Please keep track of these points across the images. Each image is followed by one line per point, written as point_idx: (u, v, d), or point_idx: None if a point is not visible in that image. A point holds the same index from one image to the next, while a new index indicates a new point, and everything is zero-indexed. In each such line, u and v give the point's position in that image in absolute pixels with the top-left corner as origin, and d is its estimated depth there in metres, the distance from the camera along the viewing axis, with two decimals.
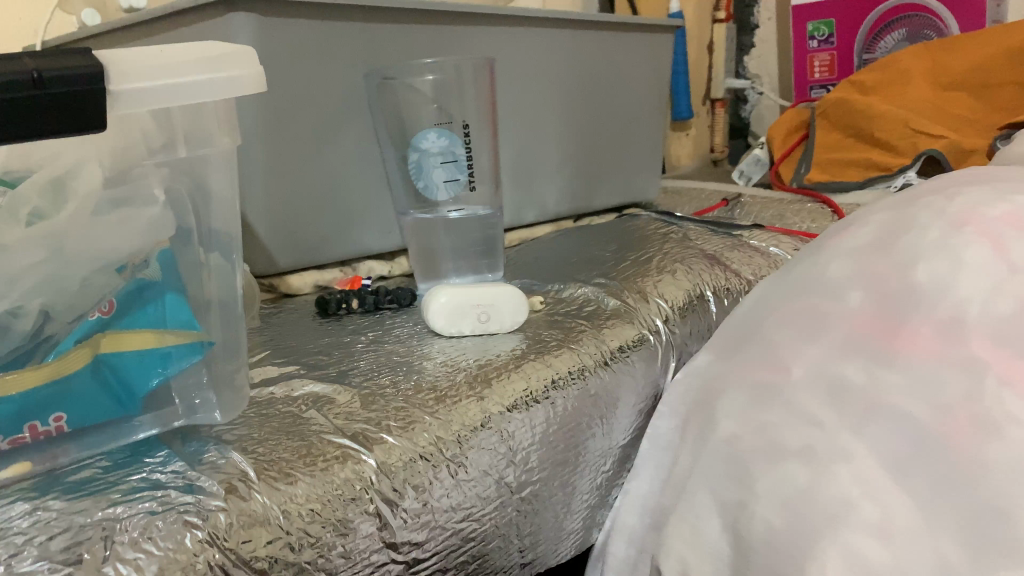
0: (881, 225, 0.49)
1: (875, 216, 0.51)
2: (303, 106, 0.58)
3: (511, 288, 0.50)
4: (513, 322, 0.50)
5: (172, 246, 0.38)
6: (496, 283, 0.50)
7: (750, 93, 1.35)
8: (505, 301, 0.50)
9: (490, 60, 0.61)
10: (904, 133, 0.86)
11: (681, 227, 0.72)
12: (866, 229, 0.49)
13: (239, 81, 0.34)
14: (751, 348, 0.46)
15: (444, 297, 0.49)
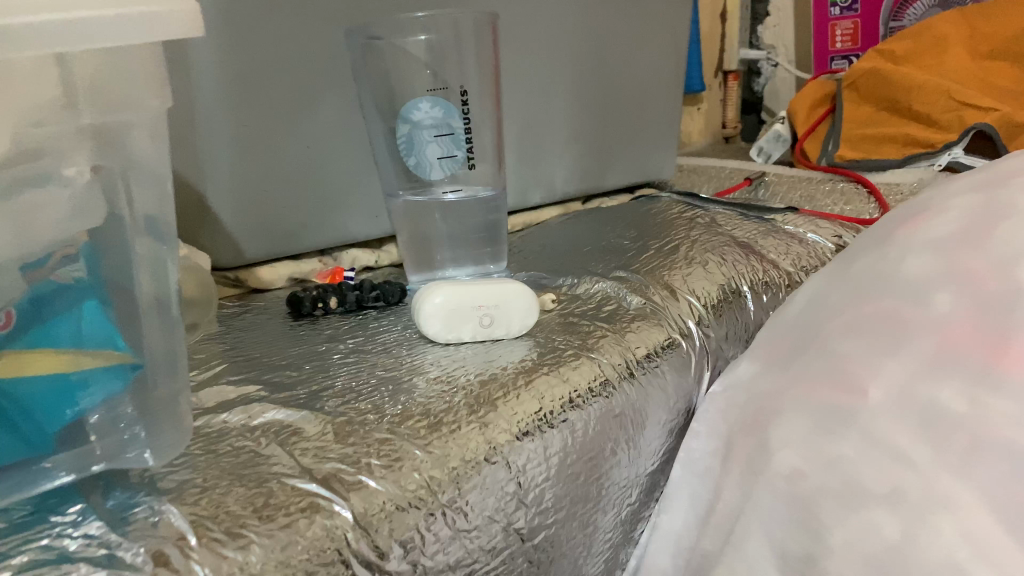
0: (964, 213, 0.41)
1: (952, 202, 0.43)
2: (273, 69, 0.49)
3: (519, 284, 0.42)
4: (522, 326, 0.42)
5: (93, 237, 0.29)
6: (502, 279, 0.42)
7: (764, 65, 1.25)
8: (512, 301, 0.41)
9: (494, 15, 0.52)
10: (947, 105, 0.78)
11: (708, 211, 0.63)
12: (946, 218, 0.41)
13: (167, 20, 0.26)
14: (810, 359, 0.38)
15: (440, 299, 0.40)
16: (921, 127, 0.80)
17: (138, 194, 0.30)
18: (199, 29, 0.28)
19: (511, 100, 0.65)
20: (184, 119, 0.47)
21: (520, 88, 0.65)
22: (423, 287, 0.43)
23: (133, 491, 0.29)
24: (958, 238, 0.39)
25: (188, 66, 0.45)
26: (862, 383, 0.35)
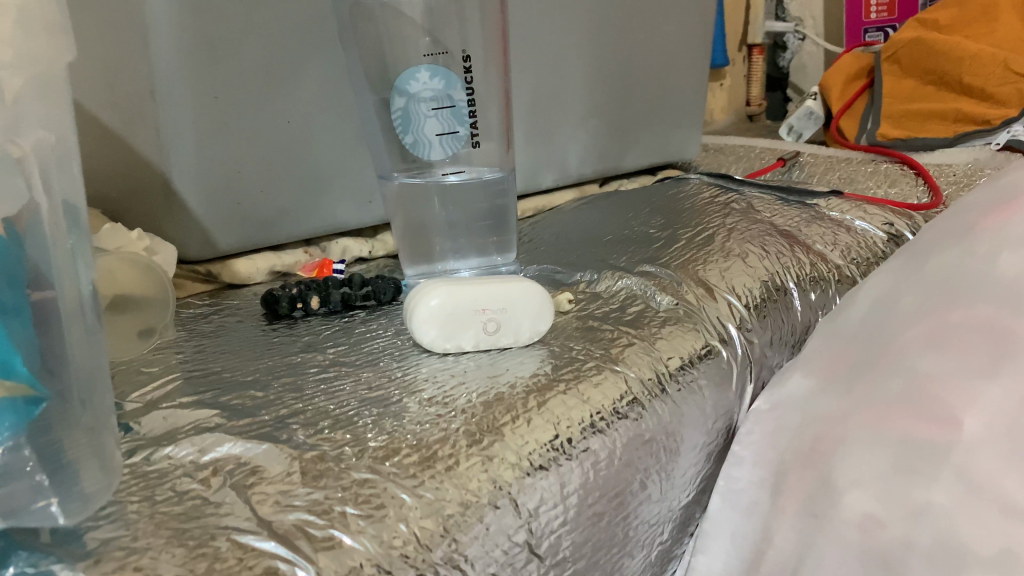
0: None
1: None
2: (244, 31, 0.43)
3: (530, 282, 0.36)
4: (533, 333, 0.36)
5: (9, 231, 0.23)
6: (510, 276, 0.35)
7: (791, 39, 1.17)
8: (522, 303, 0.35)
9: None
10: (1003, 77, 0.71)
11: (742, 195, 0.57)
12: None
13: None
14: (879, 374, 0.32)
15: (438, 303, 0.34)
16: (974, 101, 0.73)
17: (53, 177, 0.24)
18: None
19: (521, 71, 0.59)
20: (143, 88, 0.41)
21: (530, 58, 0.59)
22: (419, 286, 0.36)
23: (41, 553, 0.23)
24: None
25: (146, 25, 0.39)
26: (952, 411, 0.29)
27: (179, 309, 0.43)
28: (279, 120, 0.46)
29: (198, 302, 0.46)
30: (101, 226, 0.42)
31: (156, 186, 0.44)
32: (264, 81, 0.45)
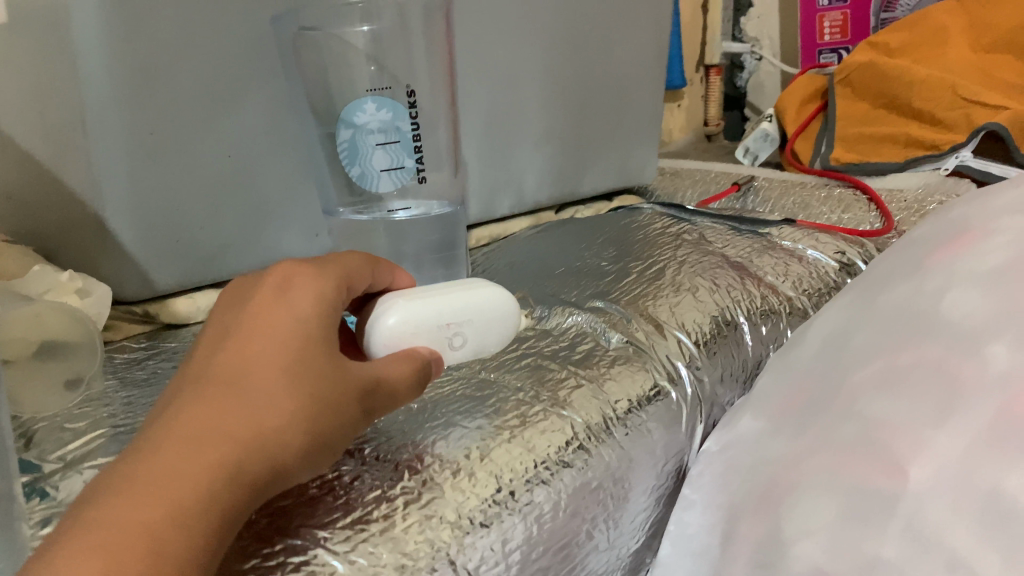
0: (1016, 238, 0.33)
1: (998, 223, 0.35)
2: (180, 63, 0.41)
3: (484, 287, 0.34)
4: (494, 342, 0.35)
5: None
6: (464, 285, 0.34)
7: (748, 58, 1.20)
8: (481, 311, 0.34)
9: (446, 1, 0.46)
10: (951, 102, 0.72)
11: (694, 224, 0.57)
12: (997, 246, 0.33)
13: None
14: (829, 420, 0.31)
15: (396, 321, 0.31)
16: (924, 125, 0.73)
17: None
18: None
19: (474, 99, 0.58)
20: (74, 122, 0.40)
21: (482, 85, 0.58)
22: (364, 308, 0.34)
23: None
24: (1018, 268, 0.31)
25: (76, 58, 0.38)
26: (900, 458, 0.28)
27: (114, 353, 0.42)
28: (221, 153, 0.45)
29: (134, 346, 0.44)
30: (30, 269, 0.40)
31: (90, 225, 0.42)
32: (203, 112, 0.44)
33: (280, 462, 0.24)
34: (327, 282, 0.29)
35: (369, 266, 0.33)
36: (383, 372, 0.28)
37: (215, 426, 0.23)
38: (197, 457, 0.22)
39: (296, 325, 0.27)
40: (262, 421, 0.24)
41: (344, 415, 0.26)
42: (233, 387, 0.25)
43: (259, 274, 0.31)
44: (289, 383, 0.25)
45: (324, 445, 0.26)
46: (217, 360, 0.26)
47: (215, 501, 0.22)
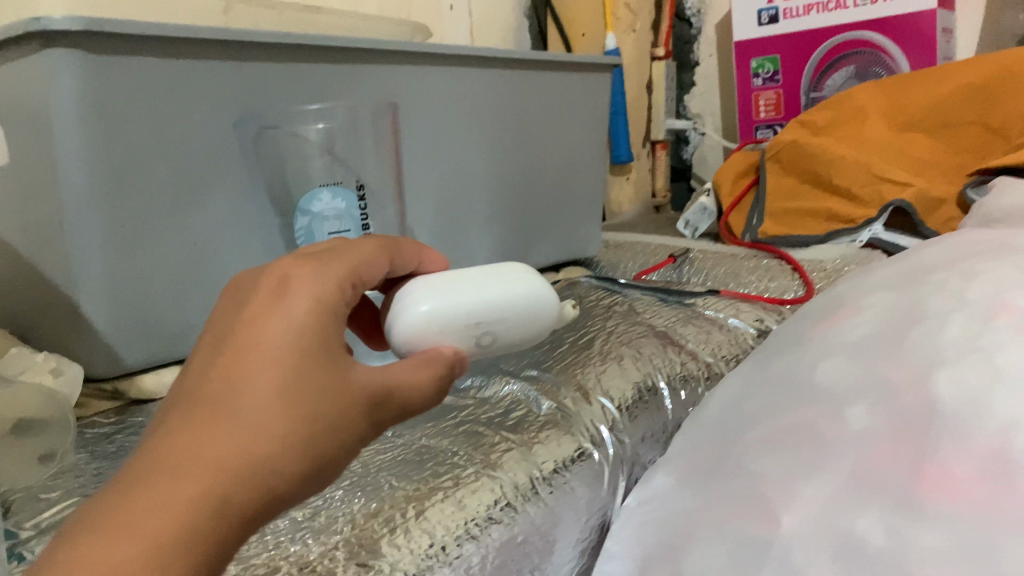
0: (879, 313, 0.38)
1: (868, 299, 0.40)
2: (152, 162, 0.46)
3: (518, 291, 0.38)
4: (512, 339, 0.38)
5: None
6: (500, 286, 0.37)
7: (692, 134, 1.30)
8: (507, 314, 0.37)
9: (394, 105, 0.56)
10: (866, 180, 0.78)
11: (627, 296, 0.62)
12: (864, 317, 0.39)
13: None
14: (725, 479, 0.35)
15: (428, 311, 0.35)
16: (843, 200, 0.80)
17: None
18: None
19: (427, 185, 0.63)
20: (55, 218, 0.44)
21: (433, 173, 0.63)
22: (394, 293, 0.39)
23: None
24: (877, 341, 0.36)
25: (58, 160, 0.42)
26: (777, 510, 0.32)
27: (85, 428, 0.45)
28: (188, 241, 0.49)
29: (103, 421, 0.48)
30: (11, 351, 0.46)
31: (66, 308, 0.46)
32: (172, 204, 0.48)
33: (271, 487, 0.26)
34: (323, 287, 0.30)
35: (373, 261, 0.34)
36: (390, 384, 0.30)
37: (202, 453, 0.25)
38: (186, 487, 0.24)
39: (289, 339, 0.28)
40: (253, 447, 0.25)
41: (338, 431, 0.28)
42: (225, 410, 0.26)
43: (255, 275, 0.32)
44: (281, 405, 0.26)
45: (317, 466, 0.27)
46: (211, 376, 0.27)
47: (199, 532, 0.23)
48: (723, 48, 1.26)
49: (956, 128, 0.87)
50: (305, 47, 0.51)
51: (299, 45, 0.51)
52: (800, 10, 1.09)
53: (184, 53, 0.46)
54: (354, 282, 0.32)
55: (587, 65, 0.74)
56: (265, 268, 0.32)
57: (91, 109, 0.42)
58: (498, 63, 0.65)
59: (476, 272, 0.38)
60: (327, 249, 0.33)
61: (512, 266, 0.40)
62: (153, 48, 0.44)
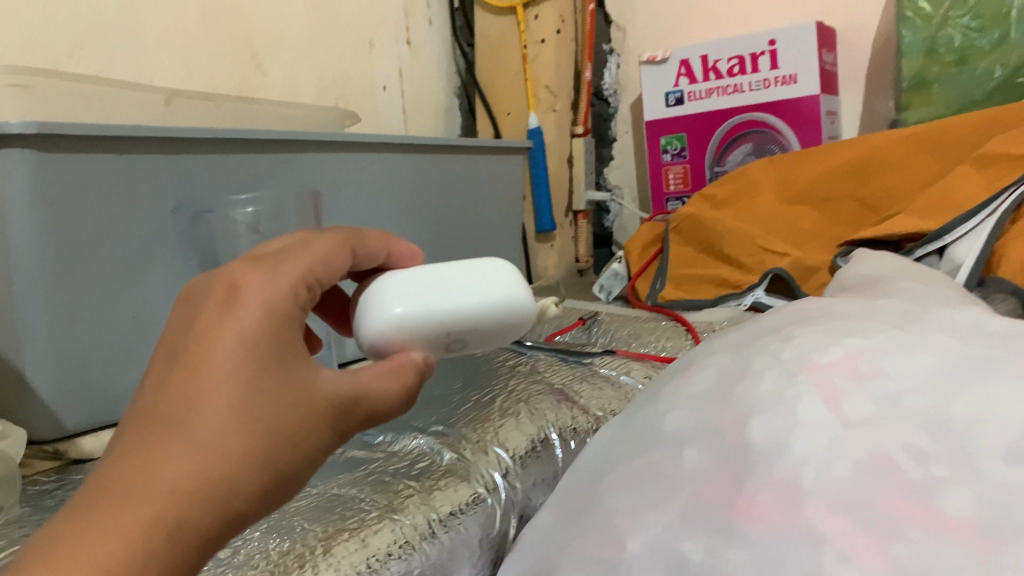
0: (715, 371, 0.46)
1: (711, 358, 0.48)
2: (96, 246, 0.52)
3: (489, 292, 0.41)
4: (479, 336, 0.42)
5: None
6: (471, 288, 0.41)
7: (613, 204, 1.41)
8: (476, 316, 0.41)
9: (314, 193, 0.66)
10: (752, 249, 0.87)
11: (531, 357, 0.69)
12: (704, 375, 0.46)
13: None
14: (590, 514, 0.42)
15: (401, 311, 0.39)
16: (733, 268, 0.89)
17: None
18: None
19: None
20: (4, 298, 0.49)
21: None
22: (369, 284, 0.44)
23: None
24: (711, 395, 0.43)
25: (9, 246, 0.48)
26: (627, 538, 0.38)
27: (27, 487, 0.50)
28: (126, 314, 0.55)
29: (45, 480, 0.52)
30: None
31: (11, 378, 0.51)
32: (113, 282, 0.53)
33: (230, 490, 0.30)
34: (272, 298, 0.34)
35: (323, 265, 0.38)
36: (339, 395, 0.35)
37: (165, 467, 0.29)
38: (148, 509, 0.28)
39: (242, 357, 0.32)
40: (209, 468, 0.30)
41: (287, 438, 0.32)
42: (185, 426, 0.30)
43: (210, 282, 0.35)
44: (234, 427, 0.31)
45: (271, 469, 0.32)
46: (169, 396, 0.32)
47: (165, 536, 0.28)
48: (636, 125, 1.38)
49: (836, 202, 0.96)
50: (231, 140, 0.59)
51: (226, 139, 0.59)
52: (702, 93, 1.20)
53: (126, 151, 0.52)
54: (304, 288, 0.36)
55: (483, 148, 0.88)
56: (220, 274, 0.36)
57: (40, 201, 0.48)
58: (405, 147, 0.77)
59: (457, 274, 0.41)
60: (277, 255, 0.37)
61: (491, 262, 0.43)
62: (103, 146, 0.51)
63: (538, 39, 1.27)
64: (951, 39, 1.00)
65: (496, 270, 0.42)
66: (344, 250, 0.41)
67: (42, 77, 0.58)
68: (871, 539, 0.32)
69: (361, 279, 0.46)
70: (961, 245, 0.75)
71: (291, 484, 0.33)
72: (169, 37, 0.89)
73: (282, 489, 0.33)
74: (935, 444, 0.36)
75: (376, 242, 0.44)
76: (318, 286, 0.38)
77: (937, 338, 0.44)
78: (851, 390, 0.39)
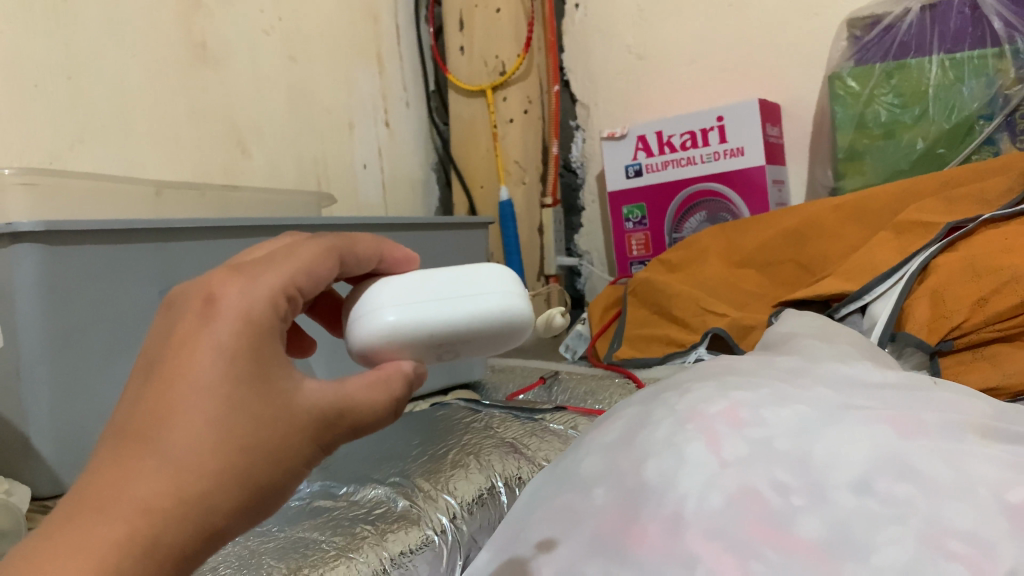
0: (624, 423, 0.54)
1: (625, 411, 0.56)
2: (94, 324, 0.59)
3: (482, 301, 0.44)
4: (472, 339, 0.45)
5: None
6: (464, 297, 0.44)
7: (584, 268, 1.52)
8: (469, 323, 0.43)
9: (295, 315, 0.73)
10: (696, 311, 0.96)
11: (487, 414, 0.76)
12: (616, 425, 0.54)
13: None
14: (515, 547, 0.48)
15: (394, 319, 0.43)
16: (680, 328, 0.97)
17: None
18: None
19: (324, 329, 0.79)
20: (13, 372, 0.56)
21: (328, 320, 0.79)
22: (363, 289, 0.47)
23: None
24: (618, 444, 0.51)
25: (19, 326, 0.55)
26: (541, 567, 0.45)
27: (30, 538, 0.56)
28: (119, 383, 0.62)
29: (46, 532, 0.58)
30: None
31: (18, 442, 0.58)
32: (107, 355, 0.61)
33: (208, 506, 0.32)
34: (255, 306, 0.36)
35: (314, 272, 0.40)
36: (323, 404, 0.37)
37: (140, 484, 0.31)
38: (122, 528, 0.30)
39: (217, 374, 0.34)
40: (186, 485, 0.31)
41: (265, 455, 0.34)
42: (160, 444, 0.32)
43: (189, 290, 0.37)
44: (209, 445, 0.32)
45: (249, 486, 0.33)
46: (144, 412, 0.33)
47: (140, 551, 0.30)
48: (602, 195, 1.49)
49: (777, 265, 1.04)
50: (214, 228, 0.68)
51: (210, 227, 0.67)
52: (659, 165, 1.30)
53: (120, 241, 0.60)
54: (286, 294, 0.38)
55: (452, 224, 0.97)
56: (200, 283, 0.37)
57: (45, 286, 0.56)
58: (372, 229, 0.85)
59: (444, 282, 0.44)
60: (261, 261, 0.39)
61: (487, 270, 0.45)
62: (100, 238, 0.59)
63: (507, 119, 1.37)
64: (878, 114, 1.09)
65: (485, 280, 0.45)
66: (331, 256, 0.42)
67: (49, 178, 0.67)
68: (732, 557, 0.39)
69: (356, 284, 0.49)
70: (879, 304, 0.82)
71: (272, 497, 0.35)
72: (161, 133, 0.98)
73: (263, 501, 0.34)
74: (795, 478, 0.43)
75: (367, 247, 0.46)
76: (301, 294, 0.40)
77: (814, 392, 0.51)
78: (728, 434, 0.47)
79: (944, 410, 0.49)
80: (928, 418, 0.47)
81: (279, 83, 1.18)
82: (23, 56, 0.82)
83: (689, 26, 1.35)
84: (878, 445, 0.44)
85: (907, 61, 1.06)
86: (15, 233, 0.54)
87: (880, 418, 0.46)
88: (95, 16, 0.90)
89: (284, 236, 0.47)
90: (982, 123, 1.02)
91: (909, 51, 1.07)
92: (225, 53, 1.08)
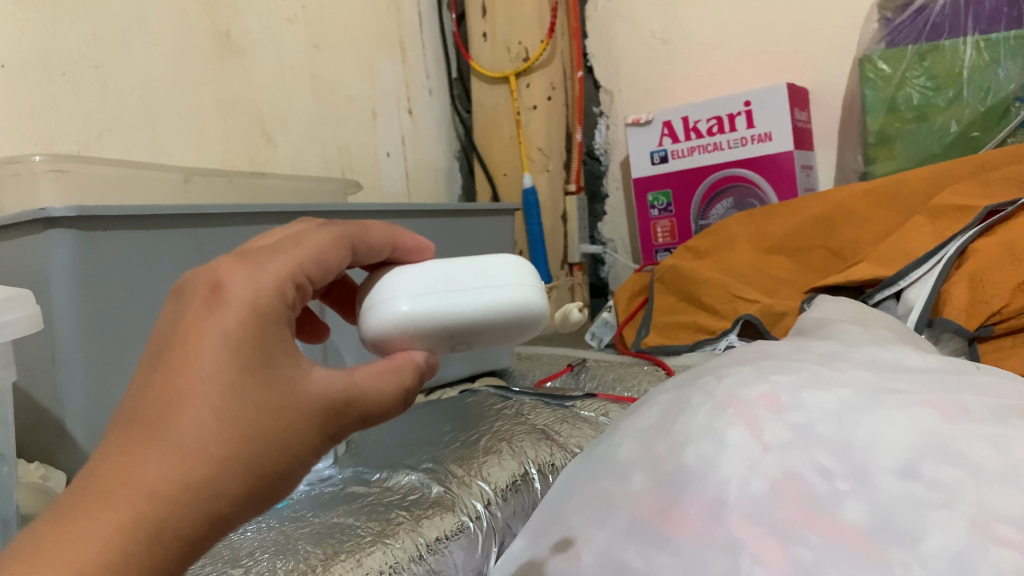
0: (661, 409, 0.53)
1: (659, 398, 0.56)
2: (126, 310, 0.59)
3: (496, 293, 0.43)
4: (485, 330, 0.44)
5: None
6: (479, 288, 0.43)
7: (607, 256, 1.51)
8: (483, 314, 0.43)
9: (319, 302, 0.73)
10: (726, 298, 0.95)
11: (516, 401, 0.76)
12: (652, 411, 0.54)
13: (17, 321, 0.45)
14: (552, 532, 0.48)
15: (407, 308, 0.42)
16: (708, 316, 0.97)
17: None
18: (23, 331, 0.45)
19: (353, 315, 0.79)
20: (47, 357, 0.57)
21: None
22: (379, 276, 0.46)
23: None
24: (652, 431, 0.51)
25: (52, 311, 0.56)
26: (580, 551, 0.44)
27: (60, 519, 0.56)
28: None
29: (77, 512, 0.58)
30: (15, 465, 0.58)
31: (52, 425, 0.58)
32: (139, 341, 0.61)
33: (213, 494, 0.31)
34: (260, 293, 0.35)
35: (325, 257, 0.40)
36: (339, 394, 0.36)
37: (143, 470, 0.30)
38: (126, 513, 0.29)
39: (221, 360, 0.33)
40: (192, 470, 0.31)
41: (275, 443, 0.33)
42: (163, 429, 0.31)
43: (196, 277, 0.36)
44: (214, 430, 0.32)
45: (258, 473, 0.33)
46: (150, 397, 0.32)
47: (144, 538, 0.29)
48: (626, 182, 1.48)
49: (806, 251, 1.02)
50: (242, 215, 0.68)
51: (238, 213, 0.67)
52: (685, 151, 1.29)
53: (150, 227, 0.60)
54: (293, 282, 0.37)
55: (478, 210, 0.96)
56: (207, 271, 0.36)
57: (77, 272, 0.56)
58: (401, 215, 0.85)
59: (457, 272, 0.43)
60: (268, 248, 0.39)
61: (504, 260, 0.45)
62: (130, 223, 0.59)
63: (530, 106, 1.36)
64: (910, 98, 1.06)
65: (499, 269, 0.44)
66: (343, 245, 0.42)
67: (81, 165, 0.67)
68: (776, 543, 0.38)
69: (373, 269, 0.49)
70: (915, 289, 0.81)
71: (280, 482, 0.34)
72: (187, 123, 0.98)
73: (270, 489, 0.34)
74: (837, 464, 0.42)
75: (381, 233, 0.46)
76: (311, 281, 0.40)
77: (856, 376, 0.50)
78: (767, 419, 0.46)
79: (989, 394, 0.48)
80: (976, 403, 0.46)
81: (302, 72, 1.17)
82: (52, 48, 0.82)
83: (714, 11, 1.33)
84: (923, 430, 0.43)
85: (941, 43, 1.04)
86: (48, 219, 0.54)
87: (925, 403, 0.45)
88: (121, 7, 0.90)
89: (298, 221, 0.46)
90: (1018, 105, 1.01)
91: (943, 33, 1.05)
92: (250, 43, 1.08)
